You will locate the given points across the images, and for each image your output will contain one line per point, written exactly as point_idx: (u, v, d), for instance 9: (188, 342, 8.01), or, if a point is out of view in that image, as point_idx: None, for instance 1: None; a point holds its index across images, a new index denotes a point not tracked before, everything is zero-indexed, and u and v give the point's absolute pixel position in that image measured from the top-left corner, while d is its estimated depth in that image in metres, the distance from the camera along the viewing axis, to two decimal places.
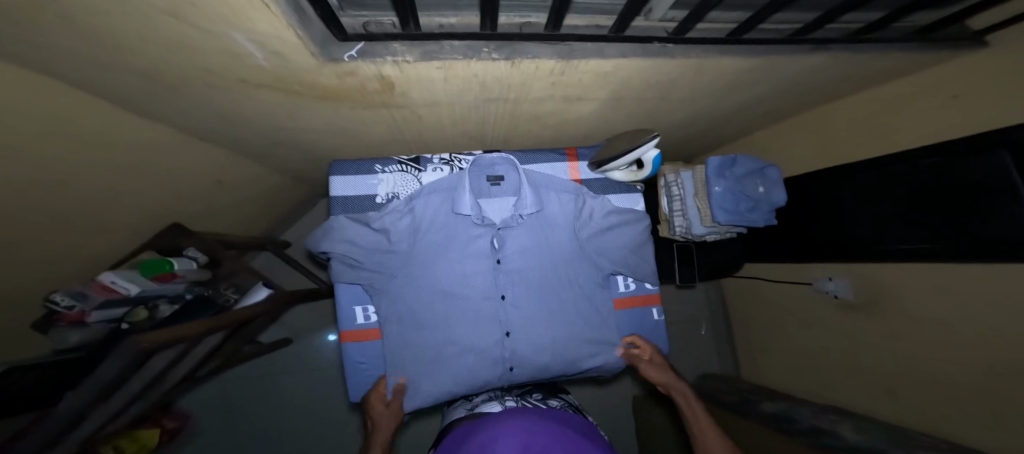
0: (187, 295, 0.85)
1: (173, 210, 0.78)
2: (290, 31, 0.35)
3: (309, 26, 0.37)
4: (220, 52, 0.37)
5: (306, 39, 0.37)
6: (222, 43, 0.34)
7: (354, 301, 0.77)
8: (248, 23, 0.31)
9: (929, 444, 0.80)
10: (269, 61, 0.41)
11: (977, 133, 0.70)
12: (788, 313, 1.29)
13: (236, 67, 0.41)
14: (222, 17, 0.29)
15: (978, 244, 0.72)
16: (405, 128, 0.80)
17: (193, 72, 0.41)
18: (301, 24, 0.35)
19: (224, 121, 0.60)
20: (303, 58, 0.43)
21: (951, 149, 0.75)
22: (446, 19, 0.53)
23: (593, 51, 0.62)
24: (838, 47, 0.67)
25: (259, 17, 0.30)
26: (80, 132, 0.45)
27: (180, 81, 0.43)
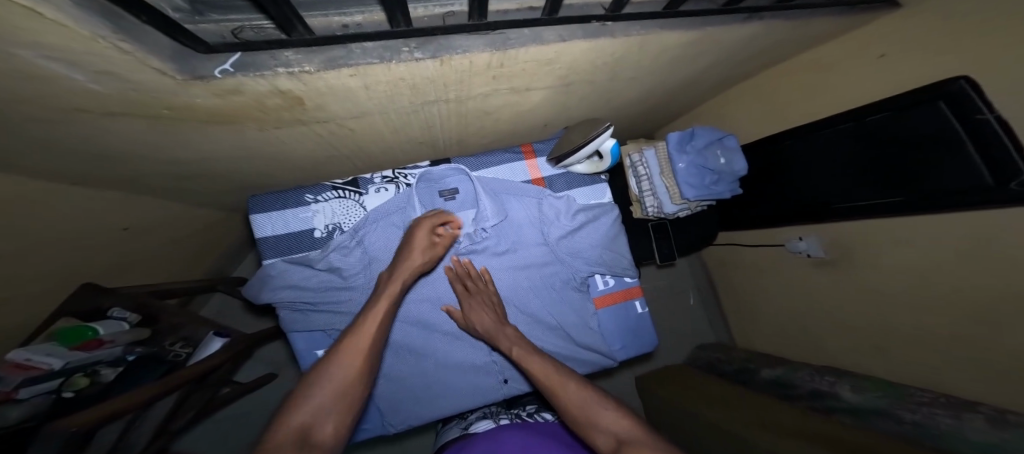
0: (128, 357, 0.74)
1: (85, 266, 0.70)
2: (106, 44, 0.28)
3: (142, 38, 0.31)
4: (30, 78, 0.30)
5: (139, 51, 0.30)
6: (18, 67, 0.28)
7: (317, 346, 0.66)
8: (26, 38, 0.24)
9: (927, 400, 0.78)
10: (101, 83, 0.34)
11: (920, 86, 0.68)
12: (769, 277, 1.28)
13: (75, 98, 0.35)
14: None
15: (930, 196, 0.71)
16: (338, 143, 0.72)
17: (13, 109, 0.34)
18: (128, 37, 0.29)
19: (103, 157, 0.53)
20: (151, 76, 0.35)
21: (898, 105, 0.72)
22: (351, 17, 0.46)
23: (530, 38, 0.56)
24: (768, 14, 0.65)
25: (42, 30, 0.24)
26: None
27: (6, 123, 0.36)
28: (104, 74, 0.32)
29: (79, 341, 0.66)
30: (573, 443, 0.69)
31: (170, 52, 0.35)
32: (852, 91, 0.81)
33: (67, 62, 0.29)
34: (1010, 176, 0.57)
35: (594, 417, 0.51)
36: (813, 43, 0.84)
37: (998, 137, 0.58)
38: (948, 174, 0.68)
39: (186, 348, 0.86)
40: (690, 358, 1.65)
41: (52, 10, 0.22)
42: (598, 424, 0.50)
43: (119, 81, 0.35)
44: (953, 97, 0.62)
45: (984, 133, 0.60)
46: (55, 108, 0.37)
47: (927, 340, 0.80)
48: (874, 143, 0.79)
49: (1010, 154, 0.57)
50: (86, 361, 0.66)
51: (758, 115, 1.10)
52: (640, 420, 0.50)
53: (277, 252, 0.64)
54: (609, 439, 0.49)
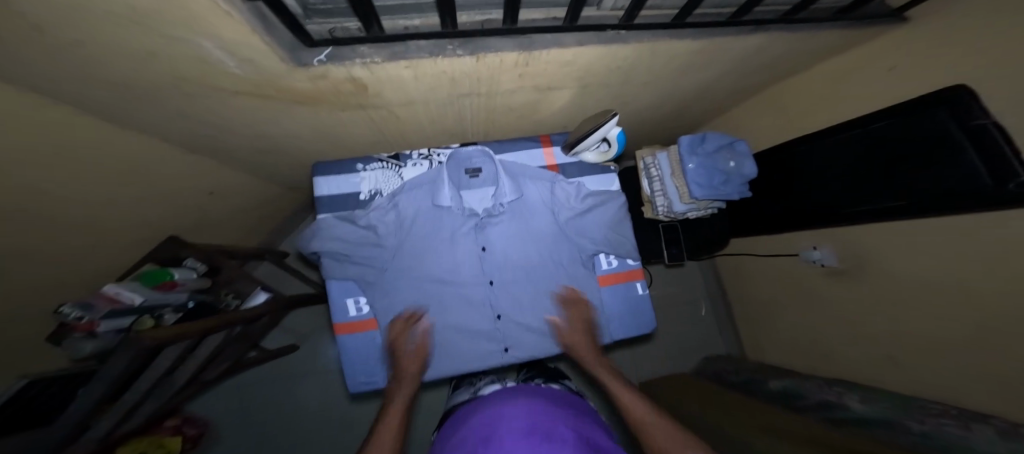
0: (189, 303, 0.87)
1: (168, 222, 0.84)
2: (256, 37, 0.41)
3: (275, 33, 0.44)
4: (195, 58, 0.44)
5: (273, 44, 0.44)
6: (191, 49, 0.41)
7: (345, 293, 0.77)
8: (213, 29, 0.38)
9: (940, 411, 0.76)
10: (241, 67, 0.48)
11: (925, 93, 0.72)
12: (780, 285, 1.29)
13: (212, 75, 0.48)
14: (187, 26, 0.36)
15: (937, 194, 0.72)
16: (384, 129, 0.85)
17: (167, 80, 0.48)
18: (266, 31, 0.42)
19: (209, 128, 0.67)
20: (275, 63, 0.49)
21: (904, 110, 0.76)
22: (411, 21, 0.58)
23: (552, 42, 0.66)
24: (775, 27, 0.73)
25: (218, 20, 0.36)
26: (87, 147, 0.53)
27: (156, 89, 0.49)
28: (243, 56, 0.45)
29: (158, 282, 0.79)
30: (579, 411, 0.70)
31: (288, 44, 0.48)
32: (862, 102, 0.86)
33: (220, 44, 0.41)
34: (1007, 177, 0.59)
35: (645, 428, 0.53)
36: (816, 58, 0.91)
37: (996, 140, 0.61)
38: (937, 180, 0.72)
39: (235, 300, 0.98)
40: (697, 367, 1.64)
41: (236, 12, 0.35)
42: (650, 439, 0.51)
43: (253, 65, 0.48)
44: (958, 102, 0.65)
45: (982, 137, 0.63)
46: (201, 83, 0.50)
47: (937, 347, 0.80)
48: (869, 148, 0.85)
49: (1009, 154, 0.59)
50: (157, 303, 0.79)
51: (770, 123, 1.14)
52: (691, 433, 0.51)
53: (329, 209, 0.75)
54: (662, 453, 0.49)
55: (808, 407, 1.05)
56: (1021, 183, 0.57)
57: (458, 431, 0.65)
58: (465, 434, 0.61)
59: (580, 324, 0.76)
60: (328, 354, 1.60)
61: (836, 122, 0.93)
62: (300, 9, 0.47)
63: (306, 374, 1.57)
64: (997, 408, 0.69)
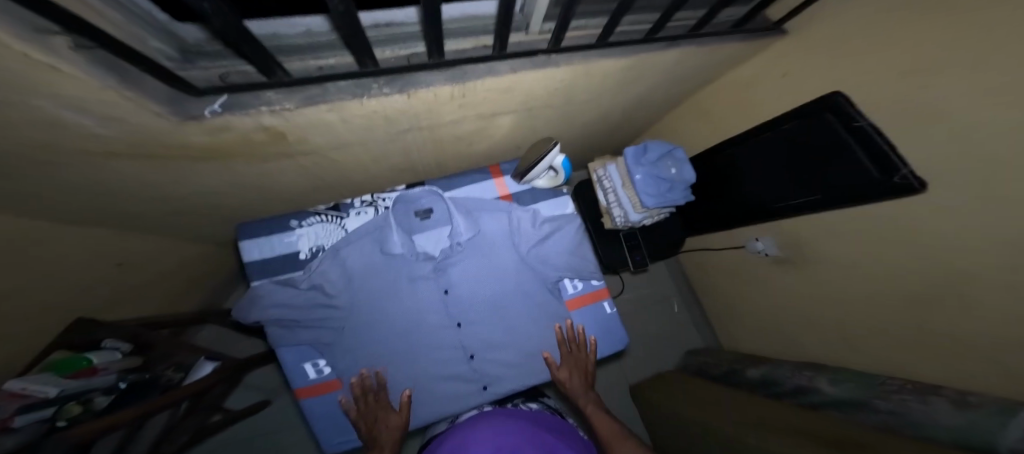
0: (121, 383, 0.78)
1: (77, 302, 0.74)
2: (111, 92, 0.36)
3: (141, 88, 0.39)
4: (44, 125, 0.38)
5: (142, 98, 0.39)
6: (29, 117, 0.35)
7: (301, 359, 0.71)
8: (51, 89, 0.32)
9: (898, 387, 0.78)
10: (106, 127, 0.42)
11: (811, 99, 0.78)
12: (739, 277, 1.32)
13: (72, 138, 0.42)
14: (8, 92, 0.31)
15: (840, 186, 0.78)
16: (320, 173, 0.79)
17: (15, 154, 0.40)
18: (126, 85, 0.37)
19: (101, 195, 0.59)
20: (154, 119, 0.44)
21: (799, 114, 0.82)
22: (324, 60, 0.55)
23: (486, 71, 0.65)
24: (686, 42, 0.75)
25: (40, 79, 0.30)
26: None
27: (4, 166, 0.42)
28: (105, 115, 0.40)
29: (73, 371, 0.69)
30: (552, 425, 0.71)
31: (167, 97, 0.43)
32: (765, 105, 0.91)
33: (67, 104, 0.36)
34: (891, 169, 0.65)
35: None
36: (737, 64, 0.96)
37: (872, 139, 0.67)
38: (845, 176, 0.76)
39: (177, 374, 0.90)
40: (681, 364, 1.66)
41: (66, 67, 0.30)
42: None
43: (122, 123, 0.43)
44: (836, 107, 0.72)
45: (862, 136, 0.69)
46: (65, 149, 0.44)
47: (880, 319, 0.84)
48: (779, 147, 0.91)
49: (885, 151, 0.65)
50: (80, 389, 0.70)
51: (698, 127, 1.19)
52: None
53: (264, 274, 0.69)
54: None
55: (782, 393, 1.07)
56: (903, 176, 0.63)
57: None
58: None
59: (575, 363, 0.74)
60: (296, 411, 1.46)
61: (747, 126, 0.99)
62: (171, 51, 0.43)
63: (273, 433, 1.43)
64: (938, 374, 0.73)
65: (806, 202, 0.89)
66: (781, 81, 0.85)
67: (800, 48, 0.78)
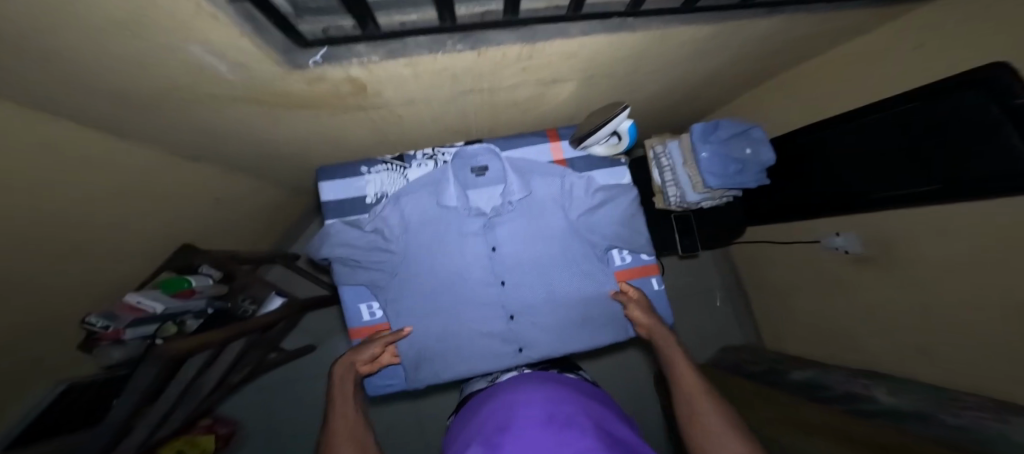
0: (209, 309, 0.88)
1: (180, 231, 0.85)
2: (245, 40, 0.41)
3: (266, 34, 0.44)
4: (191, 67, 0.44)
5: (265, 47, 0.44)
6: (184, 58, 0.41)
7: (358, 299, 0.77)
8: (202, 34, 0.37)
9: (974, 403, 0.72)
10: (233, 72, 0.48)
11: (955, 72, 0.65)
12: (801, 275, 1.24)
13: (207, 82, 0.48)
14: (176, 32, 0.36)
15: (966, 180, 0.67)
16: (387, 128, 0.83)
17: (165, 91, 0.47)
18: (256, 33, 0.42)
19: (209, 137, 0.67)
20: (270, 67, 0.49)
21: (935, 90, 0.69)
22: (407, 15, 0.56)
23: (556, 32, 0.63)
24: (790, 9, 0.67)
25: (201, 23, 0.35)
26: (96, 165, 0.54)
27: (154, 102, 0.49)
28: (236, 61, 0.45)
29: (177, 290, 0.80)
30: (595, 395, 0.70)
31: (283, 47, 0.48)
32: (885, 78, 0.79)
33: (213, 50, 0.41)
34: None
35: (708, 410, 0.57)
36: (835, 41, 0.85)
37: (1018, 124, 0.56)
38: (984, 165, 0.64)
39: (251, 305, 1.02)
40: (713, 359, 1.62)
41: (222, 15, 0.34)
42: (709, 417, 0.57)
43: (245, 70, 0.48)
44: (985, 81, 0.60)
45: (1008, 120, 0.57)
46: (197, 92, 0.50)
47: (969, 336, 0.75)
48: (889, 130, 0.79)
49: None
50: (178, 310, 0.80)
51: (784, 108, 1.08)
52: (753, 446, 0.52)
53: (337, 214, 0.76)
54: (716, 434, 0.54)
55: (830, 397, 0.99)
56: None
57: (470, 422, 0.64)
58: (479, 420, 0.61)
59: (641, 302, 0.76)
60: (344, 352, 1.62)
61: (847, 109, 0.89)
62: (288, 8, 0.45)
63: (323, 368, 1.60)
64: (1021, 395, 0.67)
65: (902, 194, 0.80)
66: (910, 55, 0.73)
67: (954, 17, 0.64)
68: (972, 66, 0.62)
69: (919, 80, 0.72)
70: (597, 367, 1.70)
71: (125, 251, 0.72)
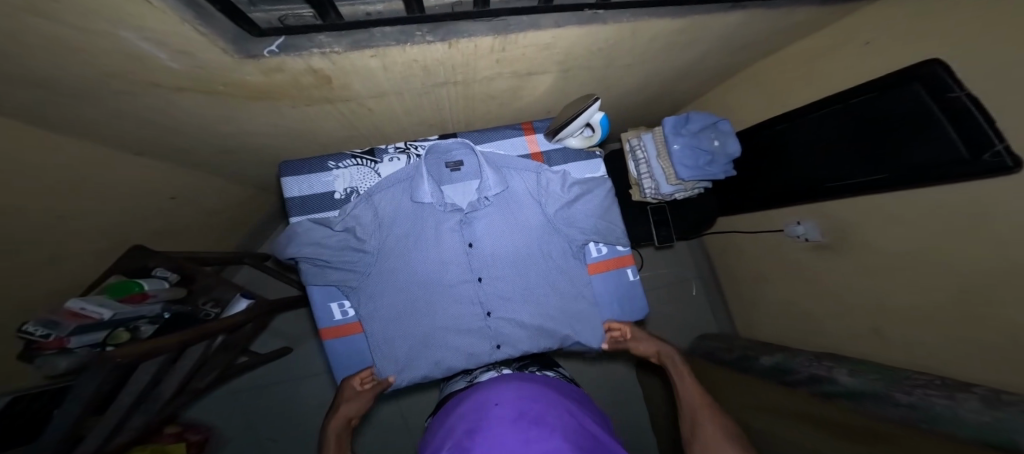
0: (165, 314, 0.83)
1: (131, 230, 0.79)
2: (188, 26, 0.38)
3: (212, 21, 0.41)
4: (127, 54, 0.40)
5: (211, 35, 0.41)
6: (119, 44, 0.38)
7: (329, 298, 0.75)
8: (135, 20, 0.34)
9: (923, 381, 0.77)
10: (176, 61, 0.44)
11: (899, 68, 0.70)
12: (768, 264, 1.29)
13: (148, 70, 0.45)
14: (104, 17, 0.33)
15: (909, 168, 0.72)
16: (358, 121, 0.81)
17: (98, 78, 0.43)
18: (200, 19, 0.39)
19: (157, 129, 0.62)
20: (218, 55, 0.46)
21: (879, 86, 0.74)
22: (373, 6, 0.53)
23: (528, 24, 0.63)
24: (754, 4, 0.69)
25: (131, 8, 0.32)
26: (22, 161, 0.49)
27: (86, 90, 0.45)
28: (179, 49, 0.42)
29: (125, 294, 0.74)
30: (571, 394, 0.71)
31: (231, 35, 0.45)
32: (838, 76, 0.83)
33: (148, 37, 0.38)
34: (986, 147, 0.58)
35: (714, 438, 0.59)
36: (797, 37, 0.88)
37: (970, 113, 0.60)
38: (925, 155, 0.68)
39: (214, 308, 0.96)
40: (690, 347, 1.69)
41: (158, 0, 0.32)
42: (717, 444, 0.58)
43: (191, 58, 0.45)
44: (930, 75, 0.64)
45: (958, 111, 0.61)
46: (136, 80, 0.46)
47: (917, 317, 0.81)
48: (841, 124, 0.84)
49: (982, 128, 0.58)
50: (129, 316, 0.74)
51: (749, 103, 1.12)
52: None
53: (302, 212, 0.73)
54: None
55: (796, 380, 1.05)
56: (997, 153, 0.56)
57: (446, 419, 0.64)
58: (455, 421, 0.61)
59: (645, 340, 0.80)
60: (322, 354, 1.57)
61: (802, 104, 0.94)
62: None
63: (301, 372, 1.56)
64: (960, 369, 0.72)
65: (853, 184, 0.85)
66: (862, 51, 0.77)
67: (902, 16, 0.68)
68: (915, 62, 0.67)
69: (870, 75, 0.76)
70: (580, 360, 1.73)
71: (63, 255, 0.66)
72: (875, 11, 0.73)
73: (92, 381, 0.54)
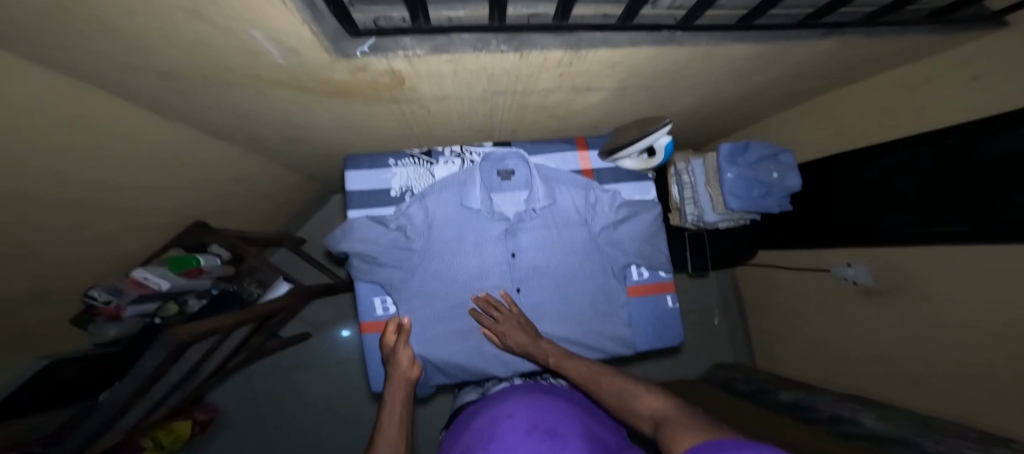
0: (214, 290, 0.88)
1: (194, 209, 0.83)
2: (305, 27, 0.40)
3: (322, 21, 0.43)
4: (243, 51, 0.42)
5: (320, 34, 0.43)
6: (244, 41, 0.40)
7: (373, 293, 0.76)
8: (266, 21, 0.36)
9: (960, 433, 0.75)
10: (284, 58, 0.46)
11: (1013, 109, 0.64)
12: (802, 301, 1.26)
13: (256, 65, 0.47)
14: (248, 17, 0.34)
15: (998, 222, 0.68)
16: (415, 121, 0.82)
17: (209, 70, 0.45)
18: (314, 21, 0.41)
19: (239, 118, 0.64)
20: (318, 54, 0.48)
21: (991, 126, 0.67)
22: (455, 12, 0.56)
23: (601, 41, 0.62)
24: (850, 31, 0.65)
25: (270, 11, 0.34)
26: (127, 139, 0.52)
27: (196, 79, 0.48)
28: (290, 47, 0.44)
29: (184, 269, 0.78)
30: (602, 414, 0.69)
31: (333, 34, 0.47)
32: (924, 112, 0.79)
33: (268, 34, 0.39)
34: None
35: (631, 403, 0.54)
36: (873, 70, 0.84)
37: None
38: (1023, 209, 0.64)
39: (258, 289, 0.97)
40: (706, 375, 1.66)
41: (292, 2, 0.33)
42: (637, 408, 0.53)
43: (297, 56, 0.46)
44: None
45: None
46: (241, 73, 0.48)
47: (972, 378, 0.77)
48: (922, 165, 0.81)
49: None
50: (184, 288, 0.81)
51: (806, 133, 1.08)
52: (675, 397, 0.51)
53: (359, 206, 0.75)
54: (651, 422, 0.51)
55: (818, 421, 1.04)
56: None
57: (462, 435, 0.63)
58: (480, 427, 0.61)
59: (511, 324, 0.70)
60: (341, 342, 1.62)
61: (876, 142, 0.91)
62: None
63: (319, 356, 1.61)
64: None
65: (932, 232, 0.80)
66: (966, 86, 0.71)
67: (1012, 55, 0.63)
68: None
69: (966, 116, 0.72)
70: None
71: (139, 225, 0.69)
72: (977, 48, 0.68)
73: (152, 363, 0.57)
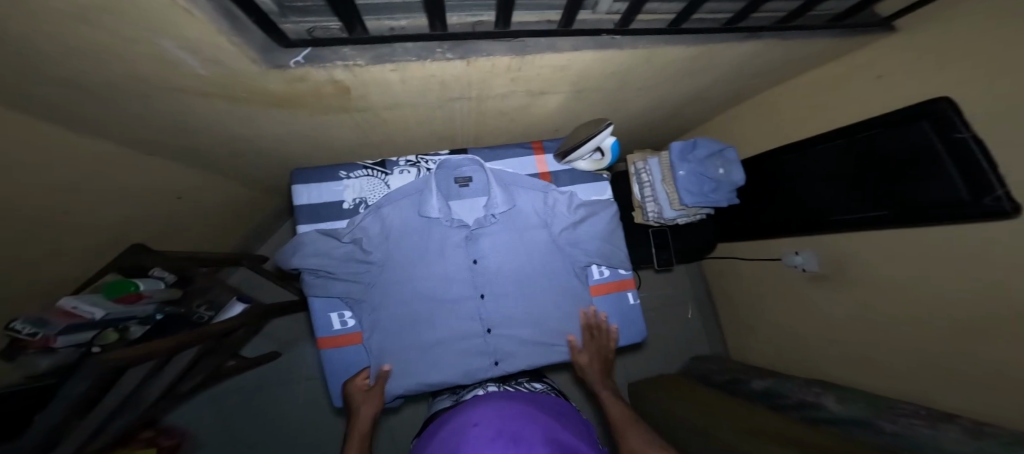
0: (157, 315, 0.82)
1: (132, 229, 0.78)
2: (223, 37, 0.38)
3: (245, 33, 0.41)
4: (157, 60, 0.40)
5: (243, 45, 0.41)
6: (155, 50, 0.38)
7: (329, 308, 0.75)
8: (173, 30, 0.34)
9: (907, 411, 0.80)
10: (206, 68, 0.44)
11: (907, 105, 0.71)
12: (764, 289, 1.31)
13: (176, 76, 0.44)
14: (150, 27, 0.33)
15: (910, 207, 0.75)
16: (369, 130, 0.81)
17: (122, 81, 0.43)
18: (236, 33, 0.39)
19: (171, 131, 0.61)
20: (246, 65, 0.46)
21: (893, 121, 0.74)
22: (397, 21, 0.55)
23: (546, 46, 0.63)
24: (768, 34, 0.70)
25: (173, 20, 0.32)
26: (36, 159, 0.48)
27: (111, 91, 0.45)
28: (211, 57, 0.42)
29: (120, 293, 0.73)
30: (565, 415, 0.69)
31: (260, 44, 0.45)
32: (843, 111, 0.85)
33: (182, 44, 0.38)
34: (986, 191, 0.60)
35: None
36: (805, 69, 0.90)
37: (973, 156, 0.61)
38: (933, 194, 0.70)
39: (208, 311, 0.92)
40: (684, 368, 1.69)
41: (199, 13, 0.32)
42: None
43: (221, 66, 0.45)
44: (935, 115, 0.65)
45: (960, 152, 0.63)
46: (162, 85, 0.46)
47: (913, 353, 0.82)
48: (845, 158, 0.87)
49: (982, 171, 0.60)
50: (122, 314, 0.74)
51: (753, 129, 1.14)
52: None
53: (310, 220, 0.74)
54: None
55: (786, 406, 1.08)
56: (997, 198, 0.58)
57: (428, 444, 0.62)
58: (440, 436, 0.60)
59: (594, 348, 0.77)
60: (313, 361, 1.55)
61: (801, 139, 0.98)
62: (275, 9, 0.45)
63: (290, 379, 1.53)
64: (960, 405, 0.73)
65: (860, 217, 0.86)
66: (873, 84, 0.78)
67: (915, 53, 0.70)
68: (928, 98, 0.68)
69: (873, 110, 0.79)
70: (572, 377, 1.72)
71: (65, 250, 0.64)
72: (887, 47, 0.75)
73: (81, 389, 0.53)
